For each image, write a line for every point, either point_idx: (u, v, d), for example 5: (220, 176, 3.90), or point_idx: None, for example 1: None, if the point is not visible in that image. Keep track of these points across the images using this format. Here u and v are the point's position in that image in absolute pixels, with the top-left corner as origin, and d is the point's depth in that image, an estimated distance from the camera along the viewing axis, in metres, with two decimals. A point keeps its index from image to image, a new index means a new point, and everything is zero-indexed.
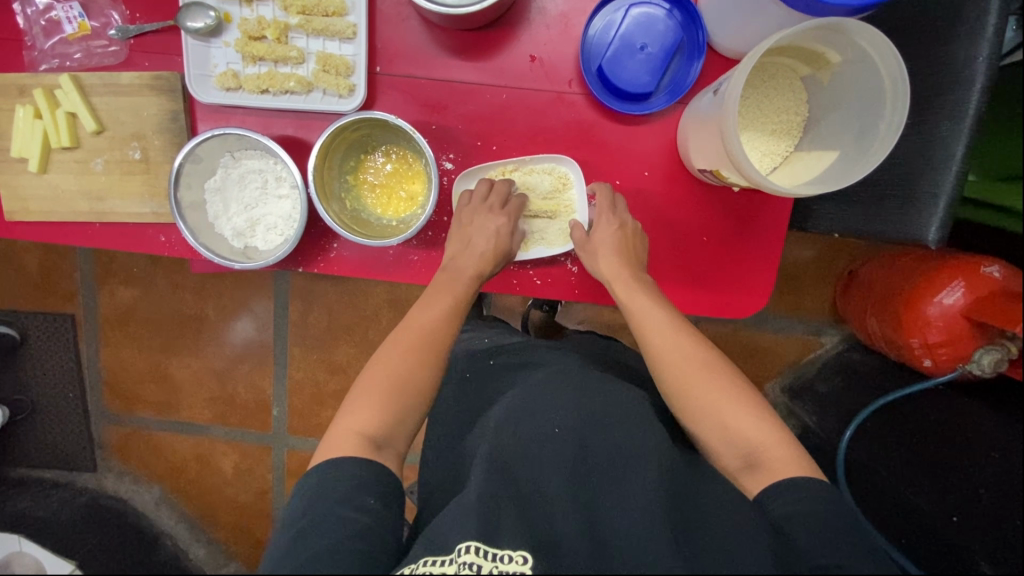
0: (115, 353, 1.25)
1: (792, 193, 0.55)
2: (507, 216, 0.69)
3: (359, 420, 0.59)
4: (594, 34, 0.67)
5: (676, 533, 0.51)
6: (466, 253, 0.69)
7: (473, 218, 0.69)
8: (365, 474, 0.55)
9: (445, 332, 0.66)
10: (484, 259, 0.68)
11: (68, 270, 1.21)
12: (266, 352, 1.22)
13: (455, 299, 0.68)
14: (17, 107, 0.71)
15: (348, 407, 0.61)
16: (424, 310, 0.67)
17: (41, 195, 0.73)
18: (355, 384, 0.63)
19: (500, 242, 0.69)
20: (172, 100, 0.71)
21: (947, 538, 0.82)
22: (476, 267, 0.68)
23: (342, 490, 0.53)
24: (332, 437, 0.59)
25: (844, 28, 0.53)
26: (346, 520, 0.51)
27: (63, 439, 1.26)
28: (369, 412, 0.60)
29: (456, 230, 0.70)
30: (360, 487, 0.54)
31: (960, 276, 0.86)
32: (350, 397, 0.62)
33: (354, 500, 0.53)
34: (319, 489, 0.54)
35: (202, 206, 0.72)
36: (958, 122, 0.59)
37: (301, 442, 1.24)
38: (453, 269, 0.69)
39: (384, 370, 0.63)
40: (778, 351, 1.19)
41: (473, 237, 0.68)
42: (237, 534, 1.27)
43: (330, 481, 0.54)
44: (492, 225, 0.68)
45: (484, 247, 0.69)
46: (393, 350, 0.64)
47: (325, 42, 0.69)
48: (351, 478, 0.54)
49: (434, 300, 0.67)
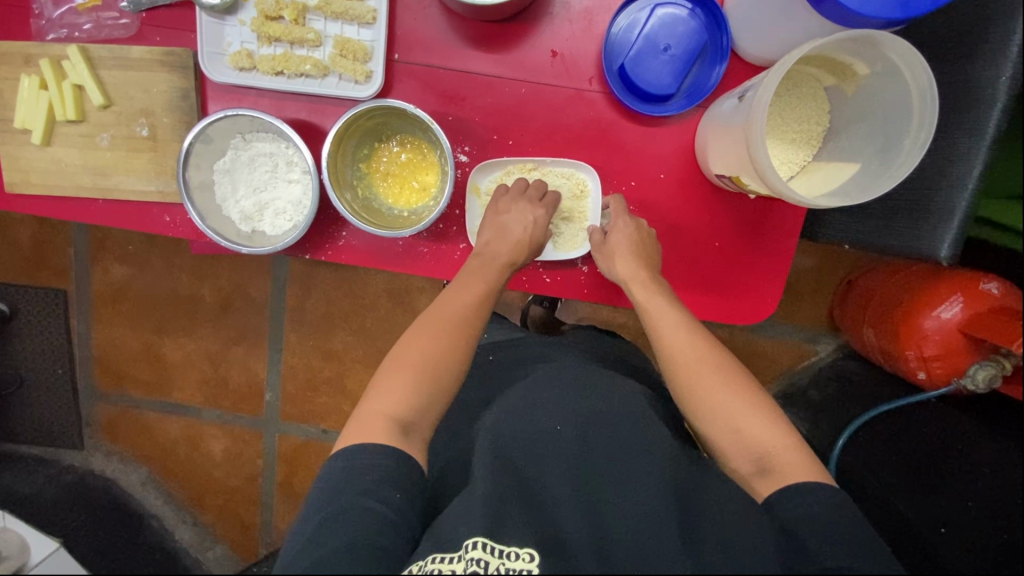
0: (107, 331, 1.23)
1: (813, 203, 0.55)
2: (546, 207, 0.69)
3: (387, 402, 0.58)
4: (617, 33, 0.67)
5: (685, 532, 0.52)
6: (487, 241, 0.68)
7: (510, 206, 0.69)
8: (391, 466, 0.54)
9: (475, 317, 0.65)
10: (518, 246, 0.67)
11: (62, 244, 1.19)
12: (261, 336, 1.21)
13: (487, 286, 0.66)
14: (22, 77, 0.69)
15: (375, 388, 0.60)
16: (459, 293, 0.65)
17: (44, 168, 0.71)
18: (384, 361, 0.62)
19: (537, 230, 0.68)
20: (183, 77, 0.69)
21: (933, 552, 0.78)
22: (511, 253, 0.67)
23: (368, 482, 0.53)
24: (360, 417, 0.58)
25: (875, 40, 0.53)
26: (369, 513, 0.51)
27: (51, 415, 1.24)
28: (377, 403, 0.59)
29: (490, 218, 0.69)
30: (387, 479, 0.53)
31: (959, 291, 0.86)
32: (379, 377, 0.61)
33: (378, 492, 0.52)
34: (344, 477, 0.53)
35: (210, 187, 0.71)
36: (977, 139, 0.59)
37: (293, 428, 1.23)
38: (486, 254, 0.67)
39: (412, 354, 0.61)
40: (773, 357, 1.20)
41: (509, 223, 0.68)
42: (224, 518, 1.26)
43: (355, 470, 0.54)
44: (530, 215, 0.68)
45: (495, 239, 0.68)
46: (421, 333, 0.63)
47: (343, 26, 0.68)
48: (378, 470, 0.54)
49: (466, 285, 0.66)
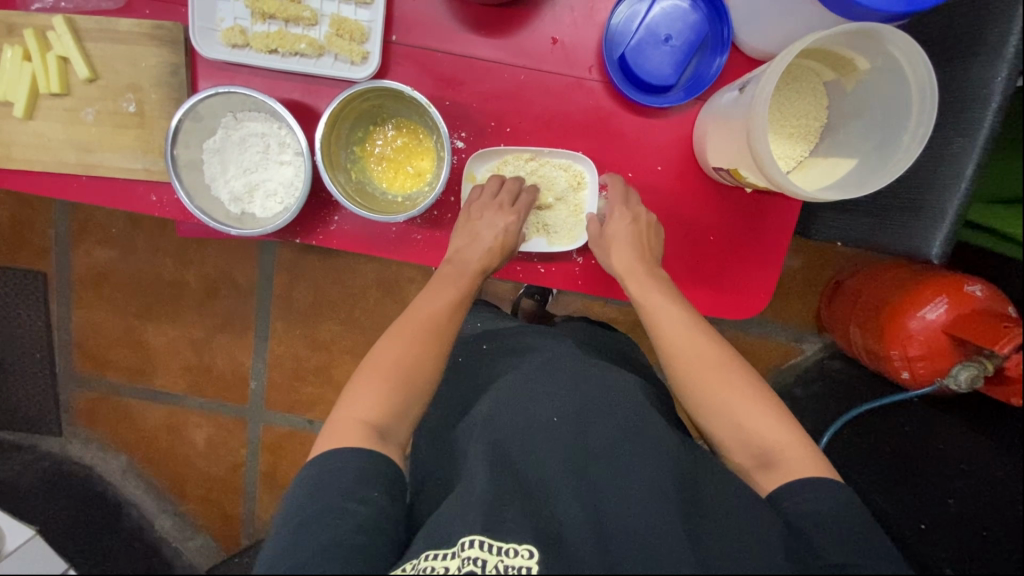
0: (88, 315, 1.20)
1: (811, 196, 0.55)
2: (518, 214, 0.69)
3: (362, 409, 0.58)
4: (618, 22, 0.66)
5: (692, 536, 0.51)
6: (470, 246, 0.68)
7: (483, 211, 0.68)
8: (367, 465, 0.53)
9: (447, 322, 0.66)
10: (489, 253, 0.68)
11: (42, 225, 1.16)
12: (247, 324, 1.19)
13: (457, 291, 0.67)
14: (5, 47, 0.67)
15: (349, 398, 0.59)
16: (432, 299, 0.66)
17: (25, 142, 0.69)
18: (359, 369, 0.62)
19: (507, 237, 0.68)
20: (173, 52, 0.67)
21: (912, 548, 0.79)
22: (482, 260, 0.68)
23: (346, 482, 0.52)
24: (335, 426, 0.57)
25: (878, 34, 0.53)
26: (346, 513, 0.50)
27: (27, 400, 1.21)
28: (368, 392, 0.58)
29: (462, 222, 0.69)
30: (363, 478, 0.52)
31: (944, 293, 0.87)
32: (351, 386, 0.60)
33: (357, 493, 0.51)
34: (320, 480, 0.52)
35: (199, 166, 0.69)
36: (972, 139, 0.59)
37: (278, 418, 1.21)
38: (457, 260, 0.68)
39: (385, 361, 0.61)
40: (760, 355, 1.21)
41: (480, 230, 0.68)
42: (206, 508, 1.24)
43: (331, 472, 0.53)
44: (501, 221, 0.68)
45: (477, 240, 0.68)
46: (396, 339, 0.63)
47: (340, 5, 0.66)
48: (353, 471, 0.53)
49: (440, 291, 0.67)
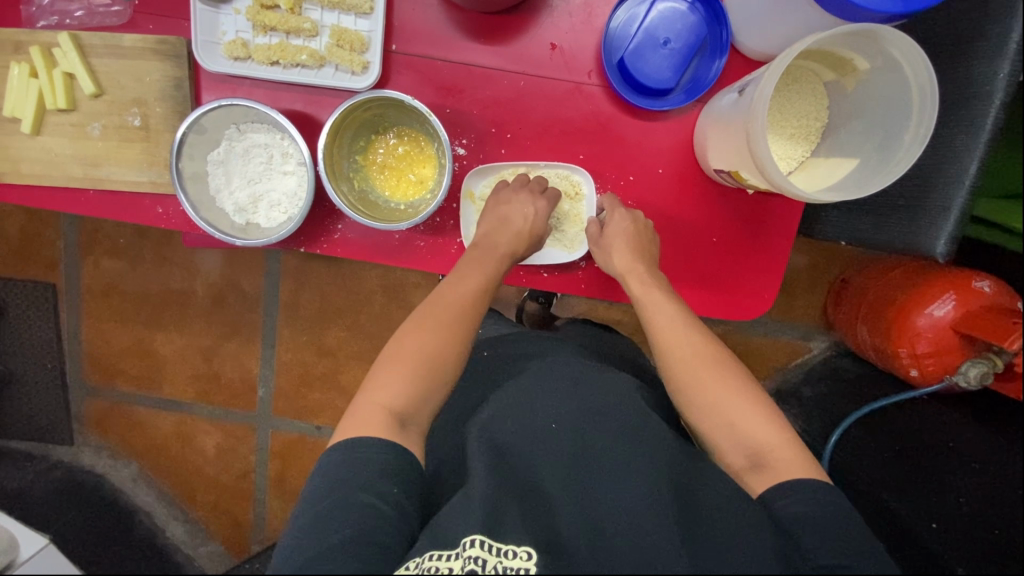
0: (98, 325, 1.21)
1: (812, 198, 0.55)
2: (548, 201, 0.69)
3: (387, 394, 0.59)
4: (616, 26, 0.67)
5: (687, 533, 0.51)
6: (501, 229, 0.68)
7: (510, 198, 0.68)
8: (389, 460, 0.54)
9: (476, 309, 0.66)
10: (519, 237, 0.68)
11: (51, 237, 1.17)
12: (255, 331, 1.20)
13: (485, 274, 0.67)
14: (12, 64, 0.68)
15: (374, 383, 0.60)
16: (458, 284, 0.66)
17: (34, 157, 0.70)
18: (385, 355, 0.62)
19: (536, 222, 0.69)
20: (176, 66, 0.68)
21: (928, 548, 0.79)
22: (512, 245, 0.68)
23: (367, 476, 0.52)
24: (359, 409, 0.58)
25: (877, 34, 0.53)
26: (366, 508, 0.50)
27: (39, 410, 1.22)
28: (388, 388, 0.59)
29: (491, 207, 0.69)
30: (385, 473, 0.53)
31: (951, 289, 0.87)
32: (376, 370, 0.61)
33: (378, 486, 0.52)
34: (342, 472, 0.53)
35: (203, 178, 0.70)
36: (974, 136, 0.59)
37: (286, 424, 1.22)
38: (486, 245, 0.68)
39: (412, 349, 0.61)
40: (766, 354, 1.20)
41: (509, 214, 0.68)
42: (216, 515, 1.25)
43: (351, 465, 0.53)
44: (531, 206, 0.68)
45: (507, 223, 0.68)
46: (424, 322, 0.63)
47: (340, 16, 0.67)
48: (376, 465, 0.53)
49: (468, 277, 0.66)
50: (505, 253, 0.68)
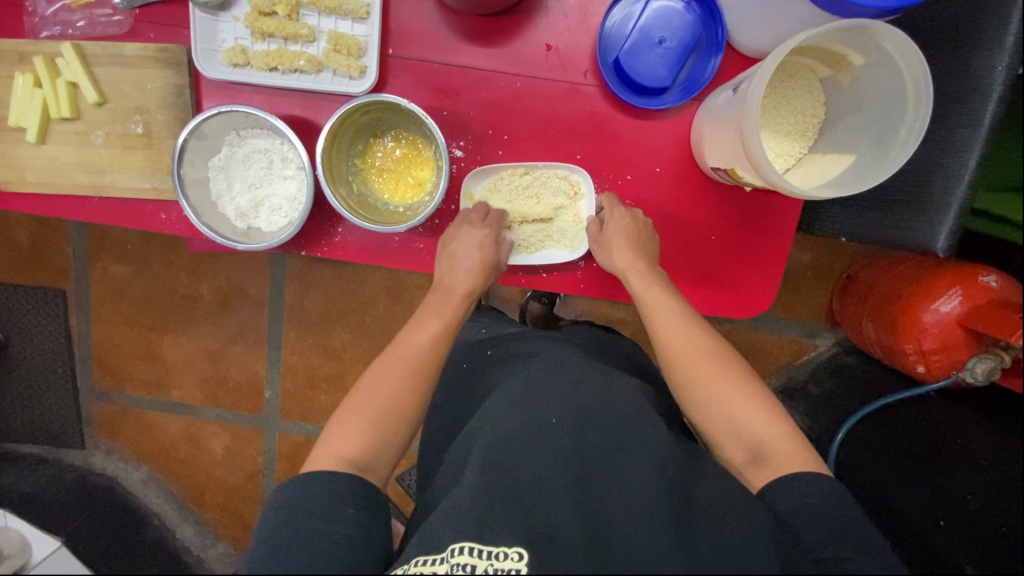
0: (106, 330, 1.23)
1: (807, 195, 0.55)
2: (491, 231, 0.69)
3: (347, 442, 0.59)
4: (612, 26, 0.67)
5: (680, 528, 0.51)
6: (454, 270, 0.69)
7: (456, 236, 0.69)
8: (343, 487, 0.55)
9: (435, 353, 0.66)
10: (474, 275, 0.68)
11: (60, 244, 1.19)
12: (261, 335, 1.21)
13: (443, 319, 0.68)
14: (17, 75, 0.69)
15: (329, 433, 0.60)
16: (414, 331, 0.67)
17: (38, 165, 0.71)
18: (342, 406, 0.63)
19: (487, 255, 0.68)
20: (177, 74, 0.69)
21: (934, 546, 0.79)
22: (468, 283, 0.69)
23: (321, 504, 0.53)
24: (315, 459, 0.59)
25: (871, 30, 0.52)
26: (324, 532, 0.51)
27: (50, 415, 1.24)
28: (350, 436, 0.59)
29: (443, 251, 0.70)
30: (337, 499, 0.54)
31: (958, 284, 0.85)
32: (333, 421, 0.61)
33: (333, 512, 0.53)
34: (297, 503, 0.53)
35: (205, 184, 0.71)
36: (973, 130, 0.59)
37: (293, 426, 1.23)
38: (444, 288, 0.69)
39: (367, 398, 0.62)
40: (771, 351, 1.20)
41: (460, 255, 0.68)
42: (226, 516, 1.26)
43: (307, 495, 0.54)
44: (476, 241, 0.68)
45: (459, 263, 0.68)
46: (383, 369, 0.64)
47: (337, 21, 0.68)
48: (330, 492, 0.54)
49: (427, 322, 0.68)
50: (463, 292, 0.69)
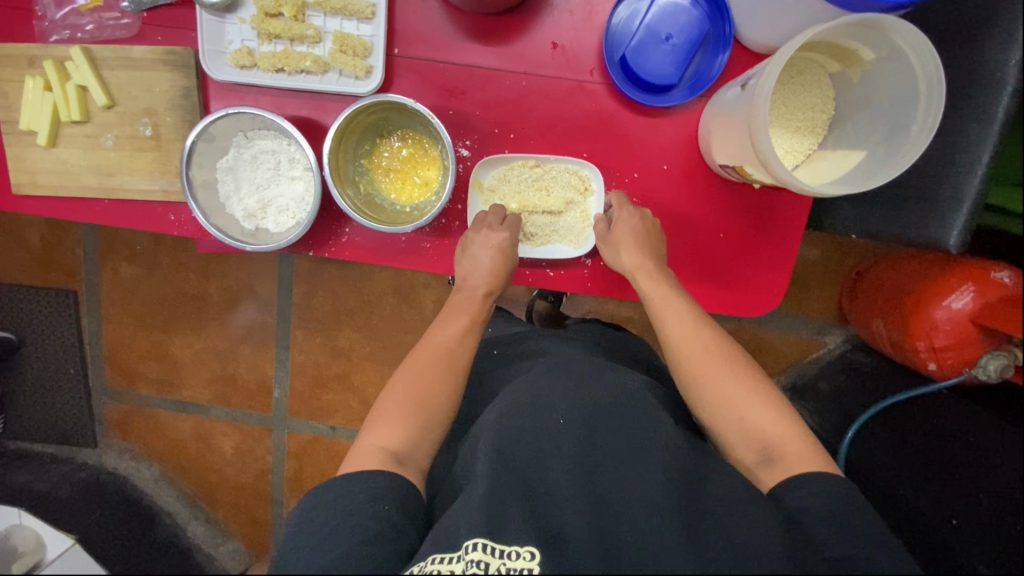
0: (117, 330, 1.24)
1: (817, 192, 0.54)
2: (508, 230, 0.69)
3: (384, 435, 0.60)
4: (618, 23, 0.66)
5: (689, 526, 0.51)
6: (476, 272, 0.68)
7: (473, 238, 0.69)
8: (382, 485, 0.55)
9: (462, 350, 0.67)
10: (495, 276, 0.68)
11: (71, 246, 1.20)
12: (269, 334, 1.22)
13: (469, 318, 0.69)
14: (27, 78, 0.70)
15: (370, 426, 0.61)
16: (440, 329, 0.68)
17: (50, 168, 0.72)
18: (380, 400, 0.64)
19: (506, 253, 0.68)
20: (185, 76, 0.69)
21: (947, 545, 0.77)
22: (489, 285, 0.69)
23: (357, 501, 0.54)
24: (357, 451, 0.59)
25: (882, 24, 0.52)
26: (362, 528, 0.51)
27: (63, 414, 1.25)
28: (386, 429, 0.60)
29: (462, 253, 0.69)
30: (377, 497, 0.54)
31: (969, 280, 0.84)
32: (374, 414, 0.62)
33: (371, 510, 0.53)
34: (335, 501, 0.54)
35: (213, 186, 0.71)
36: (986, 125, 0.58)
37: (302, 424, 1.23)
38: (466, 290, 0.69)
39: (401, 393, 0.63)
40: (780, 349, 1.19)
41: (478, 258, 0.68)
42: (236, 514, 1.27)
43: (345, 491, 0.54)
44: (494, 242, 0.68)
45: (478, 265, 0.68)
46: (419, 364, 0.65)
47: (342, 22, 0.68)
48: (367, 489, 0.55)
49: (451, 320, 0.69)
50: (484, 292, 0.69)
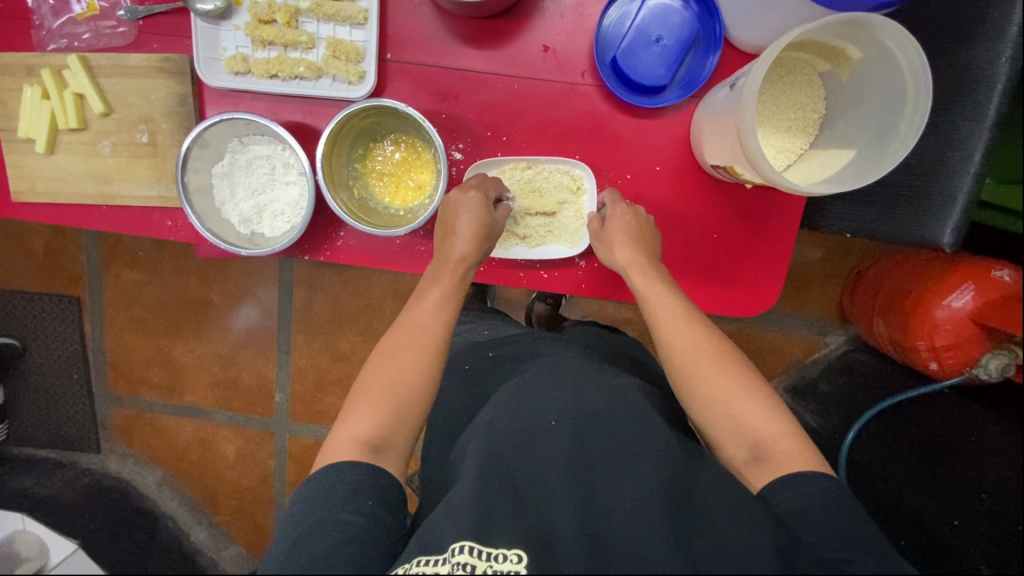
0: (119, 336, 1.25)
1: (806, 191, 0.54)
2: (483, 193, 0.66)
3: (358, 427, 0.59)
4: (608, 25, 0.67)
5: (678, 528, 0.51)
6: (450, 235, 0.66)
7: (453, 200, 0.66)
8: (364, 477, 0.55)
9: (437, 323, 0.65)
10: (467, 240, 0.65)
11: (73, 252, 1.21)
12: (269, 338, 1.22)
13: (442, 288, 0.66)
14: (26, 87, 0.71)
15: (345, 414, 0.61)
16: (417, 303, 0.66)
17: (48, 176, 0.73)
18: (354, 386, 0.63)
19: (477, 217, 0.65)
20: (181, 83, 0.70)
21: (945, 545, 0.76)
22: (463, 249, 0.65)
23: (339, 495, 0.53)
24: (332, 441, 0.59)
25: (868, 23, 0.52)
26: (344, 524, 0.51)
27: (66, 420, 1.26)
28: (360, 416, 0.60)
29: (440, 217, 0.67)
30: (358, 490, 0.54)
31: (970, 279, 0.83)
32: (348, 403, 0.62)
33: (351, 504, 0.53)
34: (315, 497, 0.54)
35: (209, 192, 0.72)
36: (977, 123, 0.58)
37: (303, 428, 1.24)
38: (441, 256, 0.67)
39: (375, 378, 0.62)
40: (780, 349, 1.18)
41: (451, 220, 0.66)
42: (239, 519, 1.28)
43: (327, 487, 0.54)
44: (464, 203, 0.65)
45: (451, 228, 0.66)
46: (393, 346, 0.64)
47: (335, 28, 0.68)
48: (348, 484, 0.54)
49: (426, 293, 0.66)
50: (457, 260, 0.66)
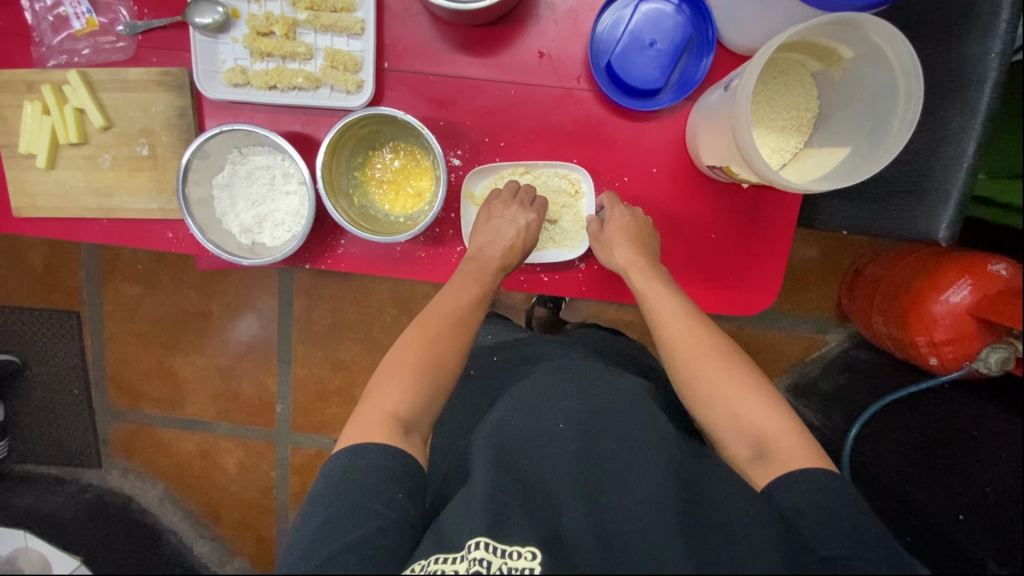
0: (119, 350, 1.25)
1: (803, 189, 0.55)
2: (540, 215, 0.70)
3: (389, 402, 0.60)
4: (602, 31, 0.67)
5: (686, 519, 0.52)
6: (493, 242, 0.68)
7: (503, 211, 0.69)
8: (394, 467, 0.55)
9: (471, 318, 0.67)
10: (511, 249, 0.68)
11: (73, 266, 1.21)
12: (270, 349, 1.22)
13: (481, 287, 0.68)
14: (26, 103, 0.71)
15: (376, 390, 0.61)
16: (452, 295, 0.67)
17: (49, 191, 0.73)
18: (384, 366, 0.63)
19: (527, 235, 0.69)
20: (180, 96, 0.70)
21: (953, 541, 0.77)
22: (504, 257, 0.68)
23: (371, 483, 0.53)
24: (360, 417, 0.59)
25: (858, 23, 0.53)
26: (372, 515, 0.51)
27: (67, 435, 1.26)
28: (393, 395, 0.60)
29: (482, 222, 0.70)
30: (389, 479, 0.54)
31: (966, 274, 0.84)
32: (376, 381, 0.62)
33: (383, 494, 0.53)
34: (346, 477, 0.54)
35: (210, 203, 0.72)
36: (969, 118, 0.59)
37: (304, 439, 1.24)
38: (480, 258, 0.68)
39: (400, 364, 0.62)
40: (781, 348, 1.19)
41: (499, 228, 0.68)
42: (241, 532, 1.27)
43: (358, 470, 0.54)
44: (522, 218, 0.69)
45: (499, 236, 0.68)
46: (410, 342, 0.64)
47: (333, 38, 0.69)
48: (379, 472, 0.54)
49: (461, 287, 0.67)
50: (498, 266, 0.68)
